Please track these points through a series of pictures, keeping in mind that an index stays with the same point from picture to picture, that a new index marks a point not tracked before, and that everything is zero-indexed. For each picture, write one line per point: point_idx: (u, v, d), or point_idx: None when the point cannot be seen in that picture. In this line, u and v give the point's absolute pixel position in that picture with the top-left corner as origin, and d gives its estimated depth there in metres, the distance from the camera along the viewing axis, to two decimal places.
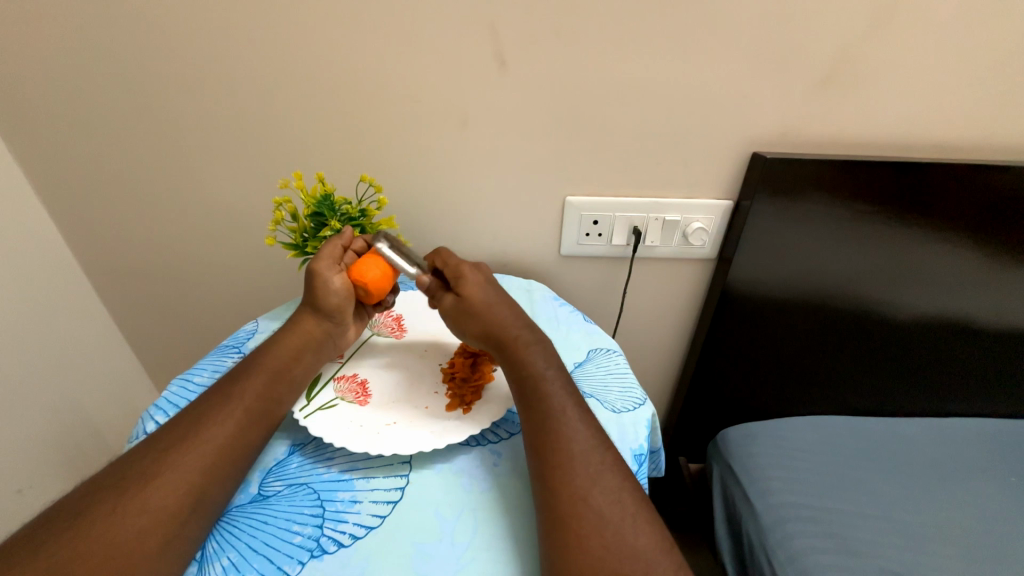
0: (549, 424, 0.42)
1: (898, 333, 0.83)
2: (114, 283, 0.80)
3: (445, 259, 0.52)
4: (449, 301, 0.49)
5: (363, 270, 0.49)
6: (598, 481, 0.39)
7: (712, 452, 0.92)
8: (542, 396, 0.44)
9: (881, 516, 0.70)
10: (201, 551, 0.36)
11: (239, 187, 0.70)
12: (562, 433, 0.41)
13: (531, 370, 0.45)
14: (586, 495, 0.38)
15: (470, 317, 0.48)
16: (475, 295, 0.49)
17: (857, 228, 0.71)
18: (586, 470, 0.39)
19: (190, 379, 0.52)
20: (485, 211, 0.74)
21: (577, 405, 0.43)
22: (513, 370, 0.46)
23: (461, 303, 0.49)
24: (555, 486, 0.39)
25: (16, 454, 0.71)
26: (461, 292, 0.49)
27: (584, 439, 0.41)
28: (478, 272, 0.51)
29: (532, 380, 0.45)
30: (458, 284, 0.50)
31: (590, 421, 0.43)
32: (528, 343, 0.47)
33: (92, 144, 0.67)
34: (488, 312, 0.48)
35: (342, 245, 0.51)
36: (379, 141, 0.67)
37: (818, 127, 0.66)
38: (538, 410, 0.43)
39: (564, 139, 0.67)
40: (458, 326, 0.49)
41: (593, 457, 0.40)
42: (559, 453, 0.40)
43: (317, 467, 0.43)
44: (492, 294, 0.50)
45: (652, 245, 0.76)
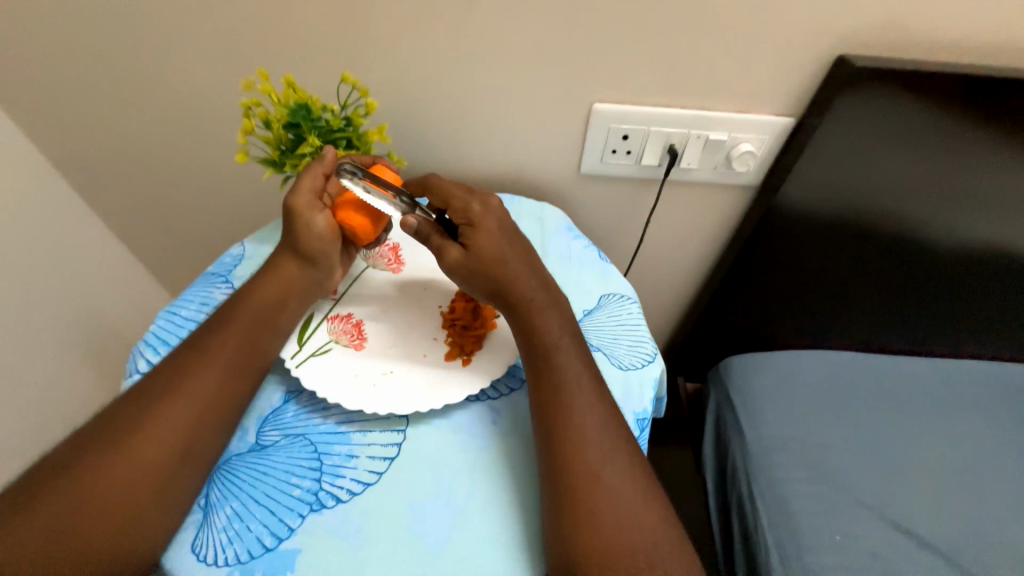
0: (562, 398, 0.40)
1: (946, 278, 0.75)
2: (91, 186, 0.73)
3: (447, 198, 0.46)
4: (455, 252, 0.43)
5: (348, 212, 0.44)
6: (612, 455, 0.39)
7: (712, 378, 0.92)
8: (555, 367, 0.41)
9: (870, 452, 0.71)
10: (204, 499, 0.37)
11: (204, 77, 0.59)
12: (577, 406, 0.40)
13: (545, 338, 0.42)
14: (599, 471, 0.38)
15: (478, 273, 0.43)
16: (486, 248, 0.43)
17: (944, 158, 0.59)
18: (601, 445, 0.39)
19: (176, 312, 0.50)
20: (496, 119, 0.62)
21: (593, 376, 0.42)
22: (525, 336, 0.43)
23: (470, 256, 0.43)
24: (566, 461, 0.38)
25: (41, 359, 0.74)
26: (472, 244, 0.43)
27: (598, 413, 0.40)
28: (490, 217, 0.45)
29: (546, 348, 0.42)
30: (468, 233, 0.44)
31: (602, 392, 0.42)
32: (542, 306, 0.43)
33: (17, 20, 0.55)
34: (500, 267, 0.43)
35: (323, 174, 0.45)
36: (365, 22, 0.53)
37: (934, 21, 0.50)
38: (551, 382, 0.41)
39: (592, 30, 0.53)
40: (463, 279, 0.44)
41: (606, 432, 0.39)
42: (572, 428, 0.39)
43: (313, 417, 0.42)
44: (506, 245, 0.44)
45: (687, 168, 0.65)
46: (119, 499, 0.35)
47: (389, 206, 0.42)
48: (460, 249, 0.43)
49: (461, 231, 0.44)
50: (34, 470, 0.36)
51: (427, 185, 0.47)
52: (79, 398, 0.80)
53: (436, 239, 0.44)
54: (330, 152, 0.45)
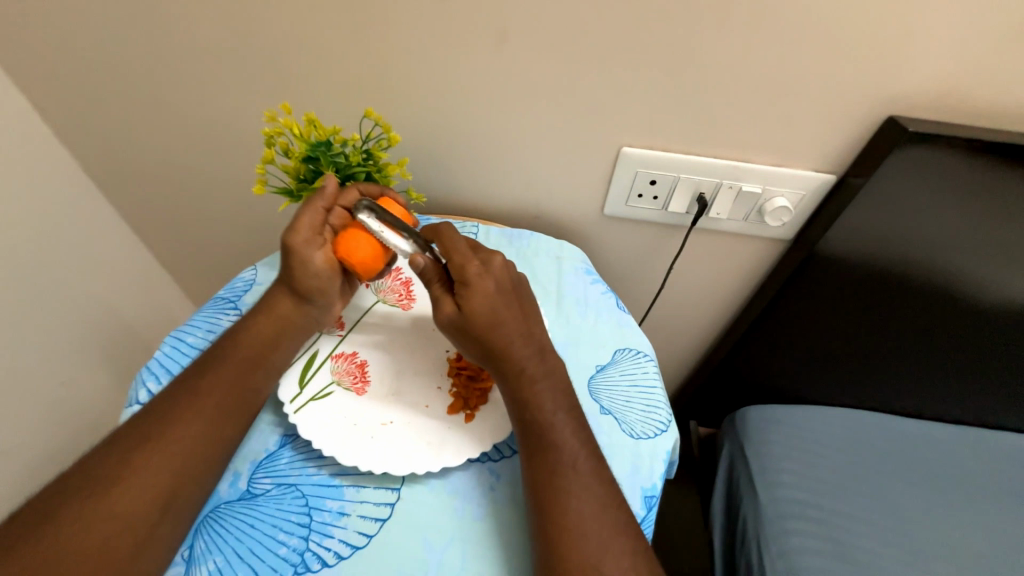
0: (555, 483, 0.37)
1: (989, 345, 0.70)
2: (122, 193, 0.75)
3: (445, 245, 0.42)
4: (448, 311, 0.41)
5: (343, 251, 0.42)
6: (610, 547, 0.36)
7: (726, 428, 0.89)
8: (550, 447, 0.38)
9: (894, 527, 0.67)
10: (188, 550, 0.36)
11: (237, 98, 0.60)
12: (571, 493, 0.37)
13: (540, 415, 0.39)
14: (597, 564, 0.35)
15: (471, 337, 0.40)
16: (480, 311, 0.40)
17: (996, 228, 0.55)
18: (598, 534, 0.36)
19: (183, 339, 0.49)
20: (521, 156, 0.61)
21: (591, 456, 0.39)
22: (519, 409, 0.40)
23: (462, 319, 0.40)
24: (559, 552, 0.35)
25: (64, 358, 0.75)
26: (465, 306, 0.40)
27: (597, 498, 0.37)
28: (488, 275, 0.41)
29: (540, 427, 0.39)
30: (462, 293, 0.40)
31: (608, 472, 0.39)
32: (537, 378, 0.40)
33: (65, 37, 0.56)
34: (494, 332, 0.40)
35: (322, 210, 0.44)
36: (395, 56, 0.53)
37: (999, 90, 0.46)
38: (544, 465, 0.38)
39: (626, 75, 0.51)
40: (456, 338, 0.41)
41: (606, 520, 0.37)
42: (566, 517, 0.36)
43: (307, 466, 0.41)
44: (501, 306, 0.40)
45: (716, 218, 0.62)
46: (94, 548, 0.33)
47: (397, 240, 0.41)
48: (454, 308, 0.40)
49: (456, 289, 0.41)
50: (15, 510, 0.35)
51: (437, 229, 0.43)
52: (97, 398, 0.81)
53: (433, 291, 0.42)
54: (331, 183, 0.43)
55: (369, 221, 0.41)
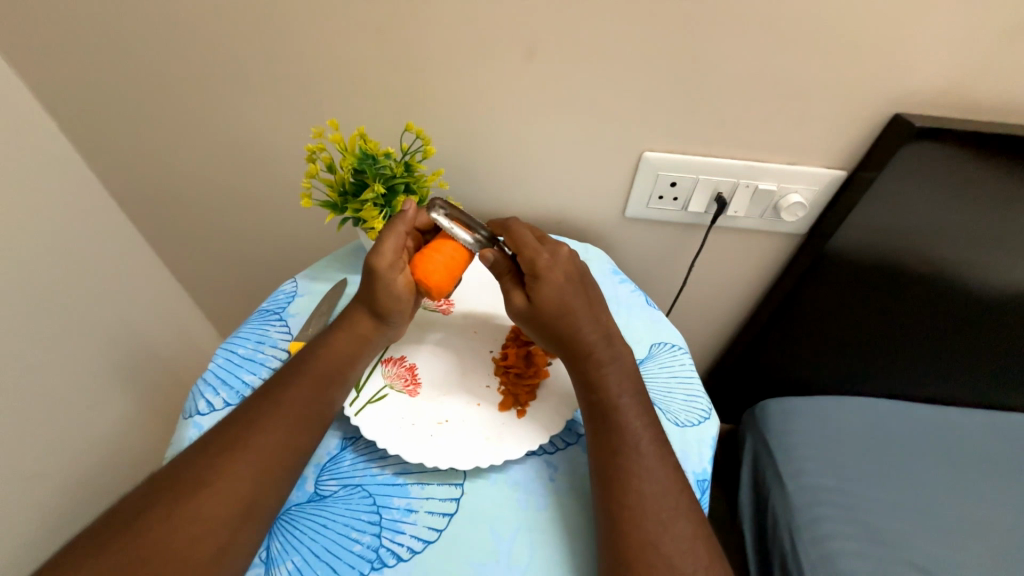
0: (620, 462, 0.40)
1: (997, 328, 0.73)
2: (149, 217, 0.76)
3: (515, 242, 0.45)
4: (518, 301, 0.44)
5: (422, 271, 0.43)
6: (671, 528, 0.38)
7: (746, 422, 0.91)
8: (614, 427, 0.41)
9: (918, 508, 0.68)
10: (267, 551, 0.37)
11: (270, 120, 0.61)
12: (634, 472, 0.39)
13: (605, 396, 0.42)
14: (656, 542, 0.37)
15: (542, 323, 0.44)
16: (550, 300, 0.43)
17: (999, 217, 0.58)
18: (659, 515, 0.38)
19: (234, 351, 0.50)
20: (546, 165, 0.63)
21: (652, 439, 0.41)
22: (586, 390, 0.43)
23: (533, 308, 0.44)
24: (625, 529, 0.37)
25: (101, 385, 0.75)
26: (535, 296, 0.43)
27: (657, 479, 0.39)
28: (556, 268, 0.44)
29: (605, 407, 0.42)
30: (531, 284, 0.44)
31: (664, 458, 0.41)
32: (604, 361, 0.43)
33: (106, 68, 0.58)
34: (564, 319, 0.43)
35: (403, 232, 0.45)
36: (427, 73, 0.55)
37: (993, 85, 0.50)
38: (609, 443, 0.41)
39: (649, 84, 0.54)
40: (526, 325, 0.45)
41: (667, 499, 0.39)
42: (629, 495, 0.38)
43: (370, 466, 0.42)
44: (570, 295, 0.44)
45: (733, 216, 0.65)
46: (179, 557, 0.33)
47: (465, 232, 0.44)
48: (524, 298, 0.44)
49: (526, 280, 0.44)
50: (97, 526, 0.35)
51: (505, 224, 0.48)
52: (129, 426, 0.80)
53: (505, 283, 0.46)
54: (410, 205, 0.46)
55: (441, 218, 0.44)
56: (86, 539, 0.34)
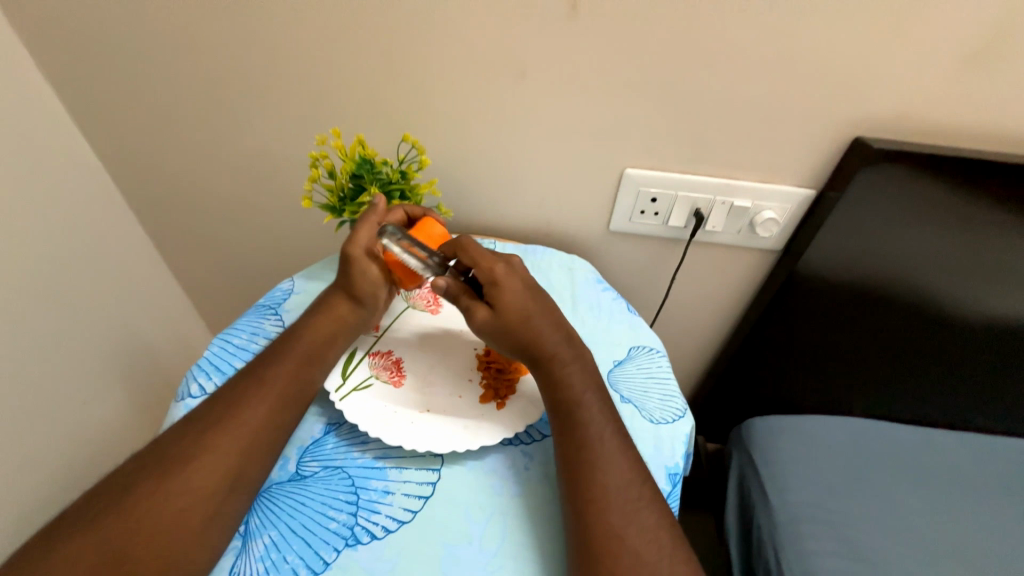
0: (584, 456, 0.40)
1: (972, 348, 0.75)
2: (156, 222, 0.79)
3: (472, 255, 0.47)
4: (482, 313, 0.45)
5: (396, 260, 0.47)
6: (635, 519, 0.38)
7: (734, 439, 0.91)
8: (578, 424, 0.41)
9: (899, 527, 0.68)
10: (245, 525, 0.38)
11: (277, 132, 0.66)
12: (598, 465, 0.39)
13: (569, 395, 0.43)
14: (620, 533, 0.37)
15: (504, 333, 0.45)
16: (513, 306, 0.45)
17: (961, 237, 0.61)
18: (622, 507, 0.38)
19: (230, 340, 0.53)
20: (534, 179, 0.68)
21: (616, 433, 0.41)
22: (551, 393, 0.43)
23: (496, 318, 0.44)
24: (589, 521, 0.37)
25: (95, 383, 0.76)
26: (497, 304, 0.45)
27: (620, 472, 0.39)
28: (513, 276, 0.47)
29: (569, 406, 0.42)
30: (493, 293, 0.45)
31: (629, 450, 0.41)
32: (567, 360, 0.44)
33: (128, 77, 0.62)
34: (525, 327, 0.44)
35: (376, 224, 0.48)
36: (424, 92, 0.60)
37: (945, 113, 0.54)
38: (573, 440, 0.41)
39: (630, 106, 0.59)
40: (492, 337, 0.45)
41: (629, 491, 0.39)
42: (594, 488, 0.38)
43: (351, 450, 0.44)
44: (530, 302, 0.46)
45: (712, 231, 0.68)
46: (166, 524, 0.35)
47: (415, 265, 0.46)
48: (486, 309, 0.45)
49: (487, 290, 0.46)
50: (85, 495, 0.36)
51: (456, 243, 0.48)
52: (117, 426, 0.81)
53: (464, 301, 0.46)
54: (380, 199, 0.49)
55: (392, 246, 0.45)
56: (76, 506, 0.36)
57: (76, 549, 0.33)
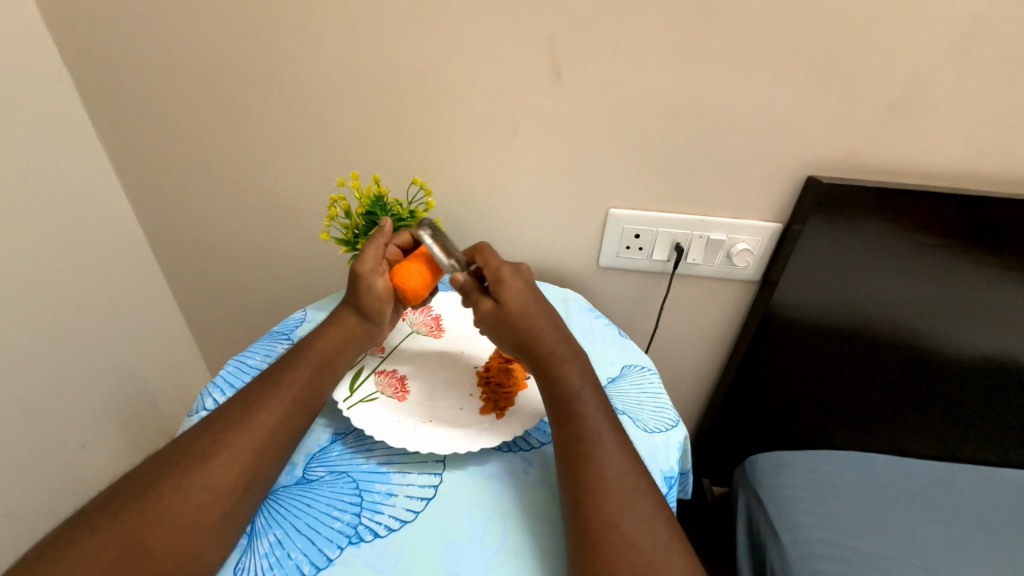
0: (582, 447, 0.43)
1: (959, 379, 0.76)
2: (177, 267, 0.85)
3: (487, 258, 0.52)
4: (487, 305, 0.49)
5: (403, 276, 0.52)
6: (632, 509, 0.40)
7: (739, 478, 0.86)
8: (576, 417, 0.45)
9: (920, 564, 0.63)
10: (252, 525, 0.41)
11: (298, 182, 0.74)
12: (596, 457, 0.42)
13: (567, 390, 0.46)
14: (618, 522, 0.39)
15: (508, 326, 0.48)
16: (514, 303, 0.48)
17: (922, 263, 0.66)
18: (620, 496, 0.40)
19: (244, 360, 0.56)
20: (528, 220, 0.74)
21: (612, 429, 0.44)
22: (550, 386, 0.47)
23: (500, 310, 0.48)
24: (588, 510, 0.39)
25: (95, 423, 0.79)
26: (500, 299, 0.49)
27: (618, 464, 0.42)
28: (518, 277, 0.51)
29: (567, 400, 0.46)
30: (497, 290, 0.49)
31: (624, 447, 0.44)
32: (566, 357, 0.48)
33: (170, 135, 0.72)
34: (528, 320, 0.48)
35: (382, 244, 0.54)
36: (430, 145, 0.69)
37: (884, 154, 0.62)
38: (571, 432, 0.44)
39: (609, 153, 0.67)
40: (495, 330, 0.49)
41: (627, 483, 0.41)
42: (592, 478, 0.41)
43: (356, 456, 0.46)
44: (533, 302, 0.49)
45: (693, 263, 0.74)
46: (184, 516, 0.38)
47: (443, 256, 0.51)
48: (492, 305, 0.49)
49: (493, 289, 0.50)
50: (112, 486, 0.40)
51: (475, 249, 0.53)
52: (111, 468, 0.82)
53: (472, 296, 0.51)
54: (388, 223, 0.55)
55: (428, 236, 0.52)
56: (100, 501, 0.39)
57: (104, 530, 0.37)
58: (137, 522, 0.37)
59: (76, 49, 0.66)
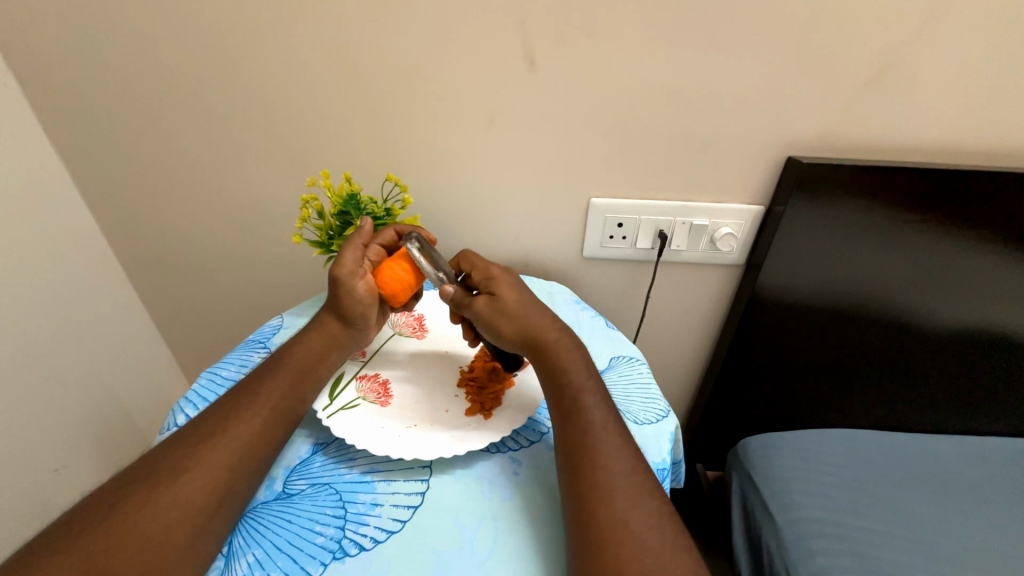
0: (588, 442, 0.42)
1: (940, 354, 0.78)
2: (146, 277, 0.82)
3: (472, 262, 0.51)
4: (482, 302, 0.48)
5: (387, 278, 0.50)
6: (637, 505, 0.39)
7: (731, 461, 0.86)
8: (579, 411, 0.44)
9: (912, 536, 0.63)
10: (228, 546, 0.39)
11: (267, 183, 0.71)
12: (602, 451, 0.41)
13: (571, 380, 0.45)
14: (625, 519, 0.38)
15: (506, 321, 0.47)
16: (509, 296, 0.48)
17: (902, 239, 0.66)
18: (627, 491, 0.39)
19: (218, 372, 0.54)
20: (508, 213, 0.72)
21: (616, 425, 0.43)
22: (552, 378, 0.46)
23: (494, 304, 0.47)
24: (593, 507, 0.38)
25: (67, 446, 0.75)
26: (495, 292, 0.48)
27: (622, 458, 0.41)
28: (510, 275, 0.50)
29: (573, 391, 0.45)
30: (491, 285, 0.49)
31: (628, 441, 0.43)
32: (569, 350, 0.46)
33: (128, 138, 0.68)
34: (521, 314, 0.47)
35: (362, 245, 0.52)
36: (403, 139, 0.66)
37: (863, 131, 0.62)
38: (575, 427, 0.43)
39: (588, 140, 0.65)
40: (493, 328, 0.47)
41: (632, 478, 0.40)
42: (598, 473, 0.40)
43: (339, 467, 0.45)
44: (526, 295, 0.49)
45: (678, 250, 0.73)
46: (154, 538, 0.36)
47: (431, 269, 0.50)
48: (487, 299, 0.48)
49: (486, 287, 0.49)
50: (75, 511, 0.38)
51: (461, 256, 0.53)
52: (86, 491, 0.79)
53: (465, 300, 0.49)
54: (366, 224, 0.52)
55: (415, 249, 0.50)
56: (61, 529, 0.37)
57: (67, 558, 0.34)
58: (102, 548, 0.35)
59: (16, 48, 0.61)
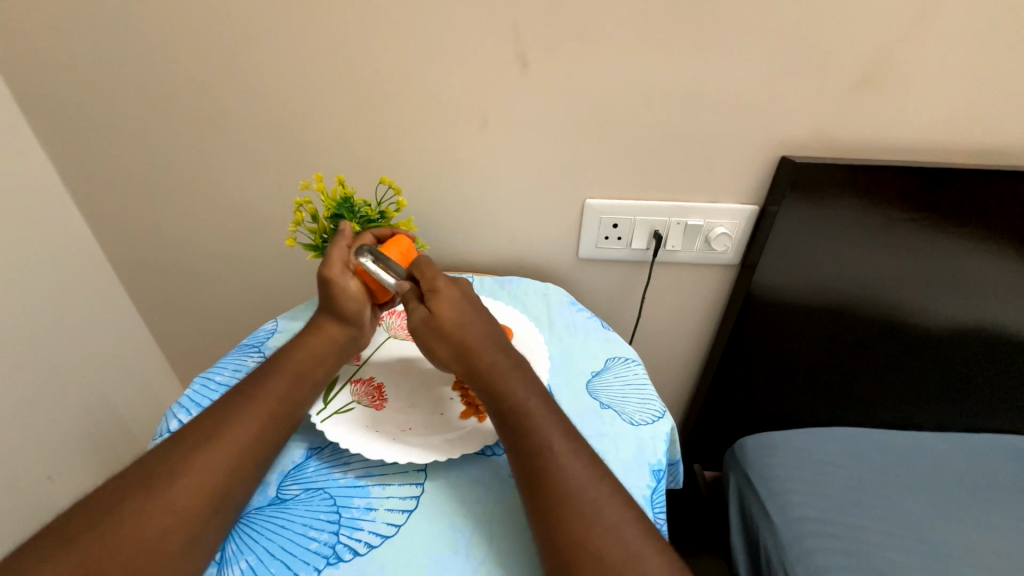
0: (537, 463, 0.41)
1: (934, 351, 0.78)
2: (139, 282, 0.81)
3: (423, 271, 0.49)
4: (418, 317, 0.47)
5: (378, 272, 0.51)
6: (599, 518, 0.38)
7: (728, 460, 0.85)
8: (527, 432, 0.42)
9: (909, 535, 0.63)
10: (221, 552, 0.38)
11: (261, 186, 0.70)
12: (553, 470, 0.40)
13: (512, 402, 0.44)
14: (586, 536, 0.37)
15: (440, 341, 0.46)
16: (445, 313, 0.46)
17: (893, 238, 0.67)
18: (585, 506, 0.38)
19: (211, 377, 0.54)
20: (503, 214, 0.72)
21: (564, 439, 0.42)
22: (492, 402, 0.44)
23: (431, 321, 0.46)
24: (554, 530, 0.38)
25: (59, 452, 0.74)
26: (433, 308, 0.47)
27: (576, 473, 0.40)
28: (454, 287, 0.49)
29: (514, 412, 0.43)
30: (431, 298, 0.47)
31: (583, 452, 0.42)
32: (506, 370, 0.45)
33: (120, 141, 0.67)
34: (458, 333, 0.46)
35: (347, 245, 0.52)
36: (397, 141, 0.66)
37: (857, 131, 0.62)
38: (523, 450, 0.42)
39: (583, 141, 0.65)
40: (428, 344, 0.47)
41: (590, 491, 0.39)
42: (553, 494, 0.39)
43: (333, 471, 0.45)
44: (466, 312, 0.47)
45: (673, 250, 0.73)
46: (148, 544, 0.36)
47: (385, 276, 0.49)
48: (425, 313, 0.47)
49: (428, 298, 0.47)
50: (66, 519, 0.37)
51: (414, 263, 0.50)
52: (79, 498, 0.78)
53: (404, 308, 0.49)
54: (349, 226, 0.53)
55: (370, 262, 0.49)
56: (50, 537, 0.36)
57: (57, 563, 0.34)
58: (92, 557, 0.35)
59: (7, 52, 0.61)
